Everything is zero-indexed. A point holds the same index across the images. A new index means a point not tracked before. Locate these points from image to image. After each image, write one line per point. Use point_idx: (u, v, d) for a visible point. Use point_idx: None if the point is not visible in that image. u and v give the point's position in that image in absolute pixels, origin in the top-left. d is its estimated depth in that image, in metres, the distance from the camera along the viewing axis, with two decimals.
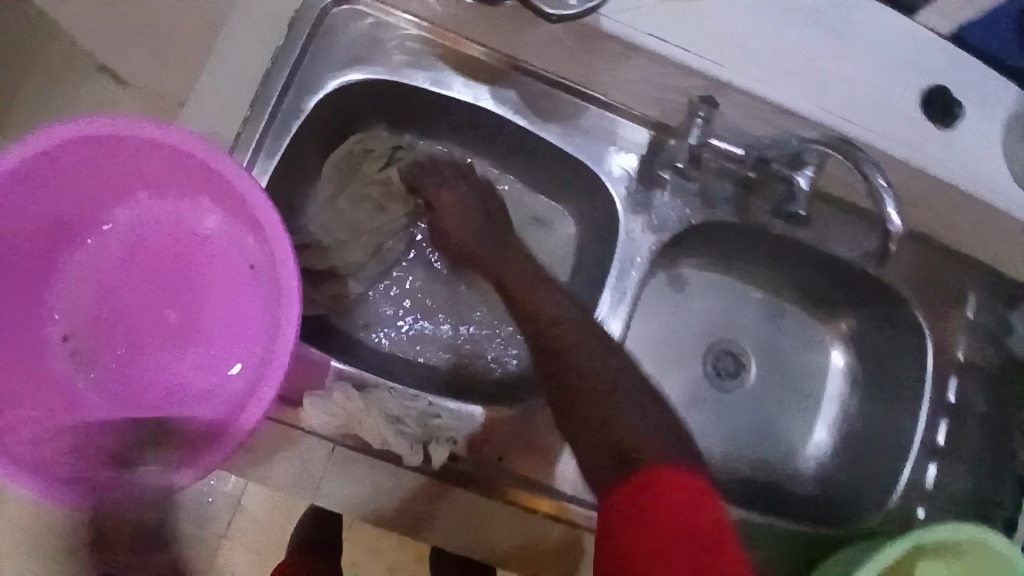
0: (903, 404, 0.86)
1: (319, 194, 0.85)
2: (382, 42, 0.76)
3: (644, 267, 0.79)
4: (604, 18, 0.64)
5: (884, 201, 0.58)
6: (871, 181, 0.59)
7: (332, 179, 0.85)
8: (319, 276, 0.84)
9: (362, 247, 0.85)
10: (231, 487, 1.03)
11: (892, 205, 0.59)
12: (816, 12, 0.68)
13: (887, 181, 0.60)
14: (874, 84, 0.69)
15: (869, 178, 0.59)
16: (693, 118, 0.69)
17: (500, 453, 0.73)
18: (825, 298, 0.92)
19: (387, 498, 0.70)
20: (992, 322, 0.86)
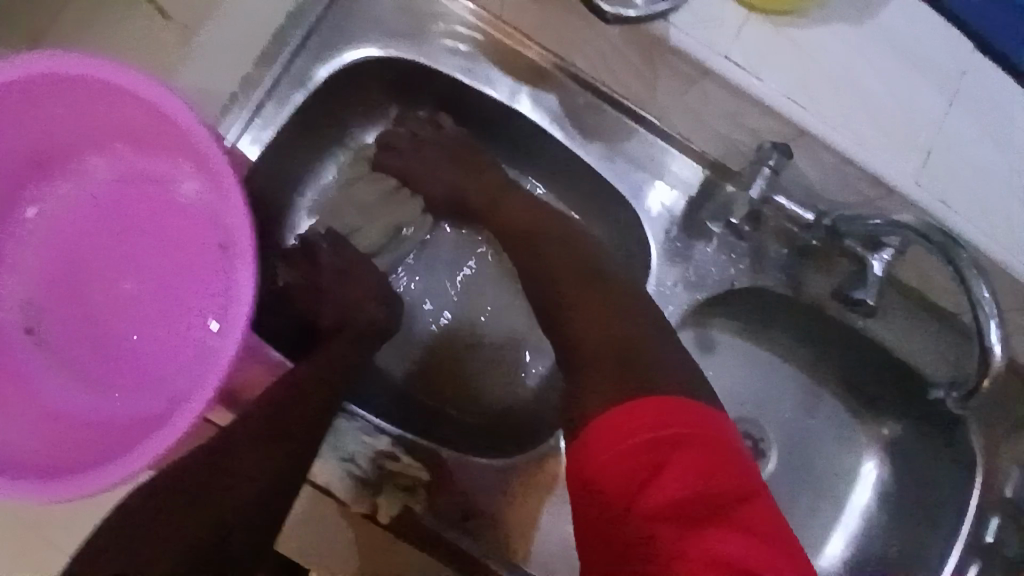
0: (938, 538, 0.73)
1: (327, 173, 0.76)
2: (416, 17, 0.66)
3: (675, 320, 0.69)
4: (674, 29, 0.54)
5: (987, 325, 0.48)
6: (974, 296, 0.48)
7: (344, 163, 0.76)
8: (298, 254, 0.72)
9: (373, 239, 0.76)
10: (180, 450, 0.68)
11: (995, 330, 0.48)
12: (928, 69, 0.57)
13: (992, 295, 0.48)
14: (983, 167, 0.57)
15: (969, 289, 0.48)
16: (761, 165, 0.58)
17: (461, 509, 0.67)
18: (870, 394, 0.79)
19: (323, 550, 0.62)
20: None
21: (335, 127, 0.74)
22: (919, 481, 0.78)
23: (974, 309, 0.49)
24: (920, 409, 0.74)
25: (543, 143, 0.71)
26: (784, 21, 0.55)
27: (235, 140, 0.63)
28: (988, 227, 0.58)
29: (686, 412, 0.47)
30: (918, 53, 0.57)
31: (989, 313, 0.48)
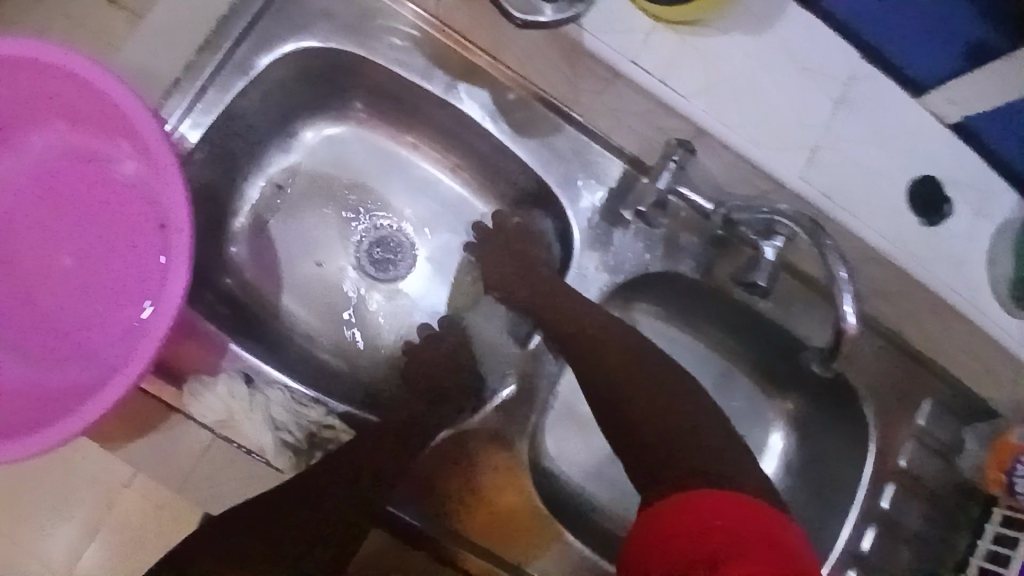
0: (834, 505, 0.82)
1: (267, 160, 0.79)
2: (359, 12, 0.70)
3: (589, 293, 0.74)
4: (587, 34, 0.59)
5: (840, 298, 0.56)
6: (832, 273, 0.56)
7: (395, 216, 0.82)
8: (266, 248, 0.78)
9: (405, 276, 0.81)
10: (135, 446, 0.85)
11: (849, 302, 0.56)
12: (818, 74, 0.63)
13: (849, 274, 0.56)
14: (865, 166, 0.65)
15: (830, 270, 0.56)
16: (667, 160, 0.63)
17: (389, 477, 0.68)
18: (779, 375, 0.87)
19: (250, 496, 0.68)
20: (943, 436, 0.82)
21: (279, 114, 0.77)
22: (819, 451, 0.86)
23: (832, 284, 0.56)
24: (821, 385, 0.83)
25: (480, 136, 0.75)
26: (690, 30, 0.61)
27: (176, 125, 0.66)
28: (869, 220, 0.65)
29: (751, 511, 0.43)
30: (810, 59, 0.63)
31: (842, 286, 0.55)
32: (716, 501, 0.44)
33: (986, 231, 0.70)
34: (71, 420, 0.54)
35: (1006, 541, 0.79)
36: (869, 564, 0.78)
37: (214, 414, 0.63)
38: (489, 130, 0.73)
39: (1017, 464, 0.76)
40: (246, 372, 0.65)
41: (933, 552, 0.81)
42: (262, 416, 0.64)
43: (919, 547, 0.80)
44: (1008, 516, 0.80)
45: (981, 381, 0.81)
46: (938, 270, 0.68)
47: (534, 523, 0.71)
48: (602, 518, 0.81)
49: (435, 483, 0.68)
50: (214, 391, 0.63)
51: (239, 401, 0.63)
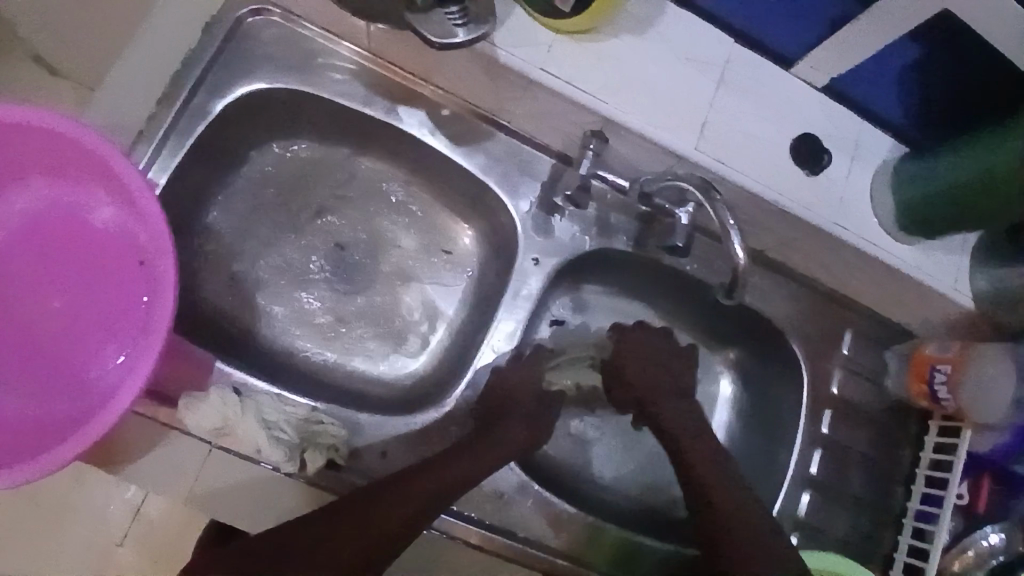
0: (781, 437, 0.93)
1: (229, 195, 0.86)
2: (298, 52, 0.78)
3: (533, 298, 0.84)
4: (500, 49, 0.70)
5: (730, 238, 0.67)
6: (722, 221, 0.67)
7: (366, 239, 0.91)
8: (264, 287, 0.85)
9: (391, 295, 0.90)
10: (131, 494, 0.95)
11: (738, 242, 0.67)
12: (699, 61, 0.75)
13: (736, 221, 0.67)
14: (750, 133, 0.76)
15: (720, 219, 0.67)
16: (585, 150, 0.73)
17: (381, 451, 0.76)
18: (718, 330, 0.98)
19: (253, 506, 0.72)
20: (866, 361, 0.94)
21: (238, 153, 0.84)
22: (763, 393, 0.97)
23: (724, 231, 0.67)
24: (754, 331, 0.94)
25: (423, 150, 0.84)
26: (586, 36, 0.72)
27: (146, 169, 0.73)
28: (761, 178, 0.76)
29: None
30: (690, 49, 0.75)
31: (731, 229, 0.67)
32: None
33: (864, 175, 0.82)
34: (80, 438, 0.60)
35: (944, 449, 0.90)
36: (820, 484, 0.90)
37: (209, 423, 0.69)
38: (432, 144, 0.82)
39: (934, 372, 0.86)
40: (235, 385, 0.74)
41: (876, 465, 0.92)
42: (255, 417, 0.71)
43: (864, 463, 0.92)
44: (942, 426, 0.91)
45: (891, 307, 0.93)
46: (826, 212, 0.80)
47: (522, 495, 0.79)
48: (582, 480, 0.90)
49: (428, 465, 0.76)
50: (207, 401, 0.69)
51: (231, 407, 0.70)
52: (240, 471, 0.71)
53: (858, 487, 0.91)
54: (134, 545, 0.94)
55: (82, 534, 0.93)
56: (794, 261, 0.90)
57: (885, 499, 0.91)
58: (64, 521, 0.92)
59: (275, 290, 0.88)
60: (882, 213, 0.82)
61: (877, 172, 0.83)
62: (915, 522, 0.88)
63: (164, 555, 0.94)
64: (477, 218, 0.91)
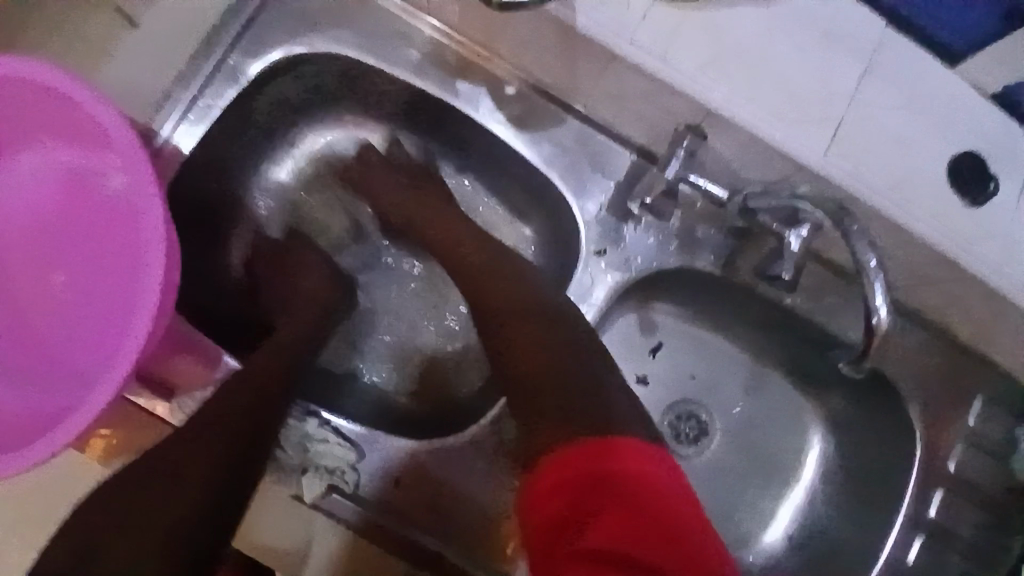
0: (877, 514, 0.76)
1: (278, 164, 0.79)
2: (346, 10, 0.67)
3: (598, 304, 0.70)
4: (582, 14, 0.56)
5: (872, 288, 0.51)
6: (861, 261, 0.52)
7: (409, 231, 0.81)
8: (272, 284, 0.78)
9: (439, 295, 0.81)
10: None
11: (882, 291, 0.52)
12: (836, 46, 0.58)
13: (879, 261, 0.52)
14: (896, 141, 0.59)
15: (859, 259, 0.52)
16: (675, 148, 0.59)
17: (394, 477, 0.67)
18: (812, 375, 0.81)
19: None
20: (999, 436, 0.75)
21: (276, 123, 0.75)
22: (860, 455, 0.80)
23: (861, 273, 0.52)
24: (858, 382, 0.77)
25: (479, 133, 0.72)
26: (691, 4, 0.57)
27: (170, 135, 0.66)
28: (905, 203, 0.59)
29: (611, 451, 0.52)
30: (827, 29, 0.58)
31: (871, 272, 0.51)
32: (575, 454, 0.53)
33: None
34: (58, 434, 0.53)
35: None
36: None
37: None
38: (499, 133, 0.70)
39: None
40: None
41: (996, 567, 0.73)
42: None
43: (980, 560, 0.73)
44: None
45: None
46: (986, 251, 0.62)
47: None
48: None
49: (426, 499, 0.66)
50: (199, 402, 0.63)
51: None
52: None
53: None
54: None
55: None
56: (926, 304, 0.72)
57: None
58: None
59: None
60: None
61: None
62: None
63: None
64: (536, 216, 0.78)
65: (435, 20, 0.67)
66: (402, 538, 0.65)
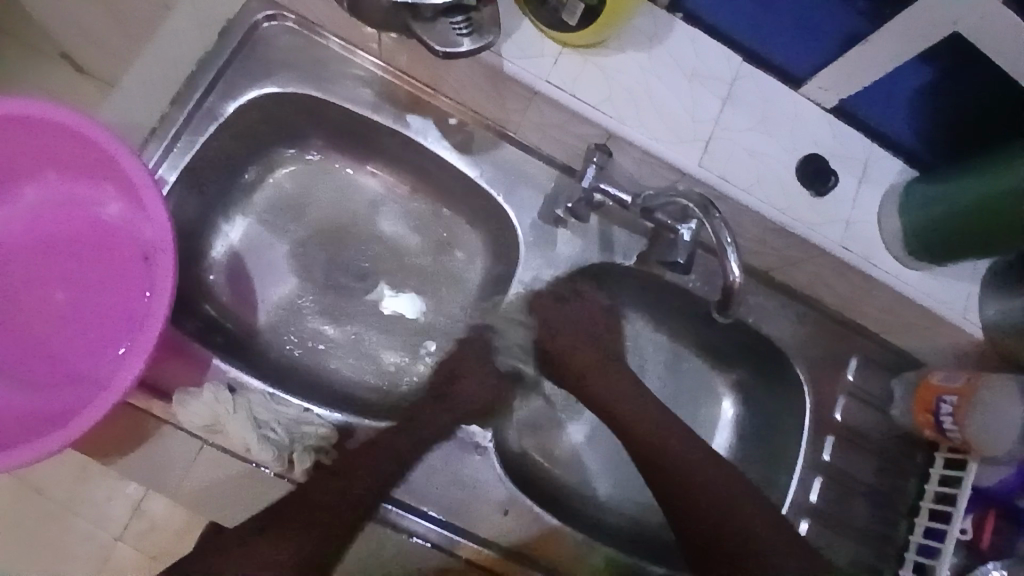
0: (781, 462, 0.91)
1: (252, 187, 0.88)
2: (309, 58, 0.79)
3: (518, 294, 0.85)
4: (508, 61, 0.71)
5: (726, 257, 0.67)
6: (719, 239, 0.67)
7: (372, 244, 0.92)
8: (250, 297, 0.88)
9: (400, 299, 0.92)
10: (132, 489, 0.97)
11: (735, 260, 0.68)
12: (704, 80, 0.75)
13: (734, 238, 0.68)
14: (755, 151, 0.76)
15: (717, 236, 0.67)
16: (589, 161, 0.73)
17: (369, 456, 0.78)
18: (721, 350, 0.97)
19: (245, 499, 0.74)
20: (872, 387, 0.92)
21: (248, 155, 0.85)
22: (764, 415, 0.96)
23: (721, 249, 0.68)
24: (757, 351, 0.93)
25: (430, 158, 0.84)
26: (592, 50, 0.72)
27: (156, 168, 0.75)
28: (765, 198, 0.76)
29: None
30: (695, 64, 0.75)
31: (727, 245, 0.67)
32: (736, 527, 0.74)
33: (873, 195, 0.81)
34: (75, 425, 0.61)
35: (950, 483, 0.87)
36: (824, 514, 0.88)
37: (200, 420, 0.69)
38: (444, 157, 0.82)
39: (939, 404, 0.83)
40: (230, 383, 0.74)
41: (877, 494, 0.90)
42: (246, 415, 0.71)
43: (868, 493, 0.90)
44: (948, 458, 0.88)
45: (896, 332, 0.91)
46: (832, 232, 0.79)
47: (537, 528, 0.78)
48: (579, 495, 0.89)
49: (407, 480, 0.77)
50: (200, 398, 0.70)
51: (224, 405, 0.70)
52: (228, 468, 0.72)
53: (863, 517, 0.89)
54: (134, 541, 0.96)
55: (82, 528, 0.95)
56: (802, 283, 0.88)
57: (891, 532, 0.89)
58: (70, 513, 0.95)
59: (287, 293, 0.89)
60: (888, 236, 0.81)
61: (886, 193, 0.81)
62: (918, 555, 0.86)
63: (162, 553, 0.96)
64: (481, 227, 0.91)
65: (378, 61, 0.79)
66: (393, 518, 0.74)
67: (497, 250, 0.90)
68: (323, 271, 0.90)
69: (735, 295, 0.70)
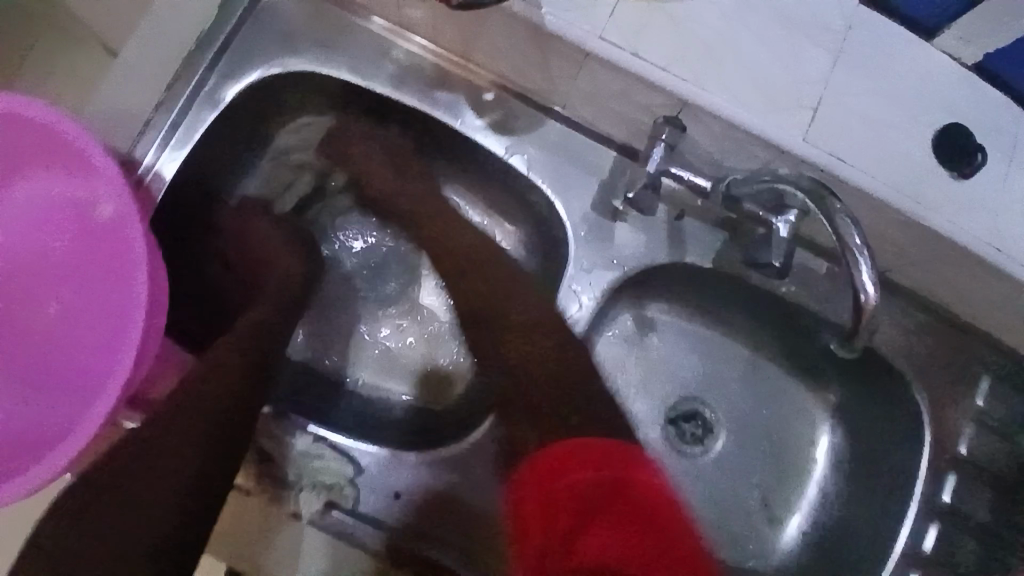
0: (891, 501, 0.74)
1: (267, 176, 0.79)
2: (320, 27, 0.68)
3: (584, 320, 0.70)
4: (552, 17, 0.57)
5: (856, 262, 0.52)
6: (846, 239, 0.52)
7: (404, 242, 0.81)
8: None
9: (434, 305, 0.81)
10: None
11: (867, 267, 0.52)
12: (808, 31, 0.59)
13: (864, 238, 0.52)
14: (875, 120, 0.59)
15: (843, 236, 0.52)
16: (656, 139, 0.58)
17: (392, 491, 0.67)
18: (814, 364, 0.80)
19: None
20: (1011, 416, 0.73)
21: (262, 145, 0.76)
22: (868, 443, 0.79)
23: (847, 254, 0.53)
24: (861, 367, 0.76)
25: (462, 141, 0.72)
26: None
27: (152, 162, 0.66)
28: (887, 181, 0.59)
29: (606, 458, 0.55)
30: (795, 11, 0.59)
31: (856, 248, 0.52)
32: (583, 451, 0.56)
33: None
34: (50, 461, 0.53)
35: None
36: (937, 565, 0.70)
37: None
38: (479, 139, 0.69)
39: None
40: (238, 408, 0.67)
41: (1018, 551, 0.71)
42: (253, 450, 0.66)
43: (993, 541, 0.71)
44: None
45: None
46: (974, 224, 0.61)
47: None
48: None
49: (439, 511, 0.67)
50: None
51: None
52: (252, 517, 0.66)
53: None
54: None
55: None
56: (927, 285, 0.71)
57: None
58: None
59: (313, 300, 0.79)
60: None
61: None
62: None
63: None
64: (522, 219, 0.78)
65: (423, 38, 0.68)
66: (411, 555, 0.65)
67: (543, 247, 0.77)
68: (350, 272, 0.81)
69: (868, 314, 0.55)
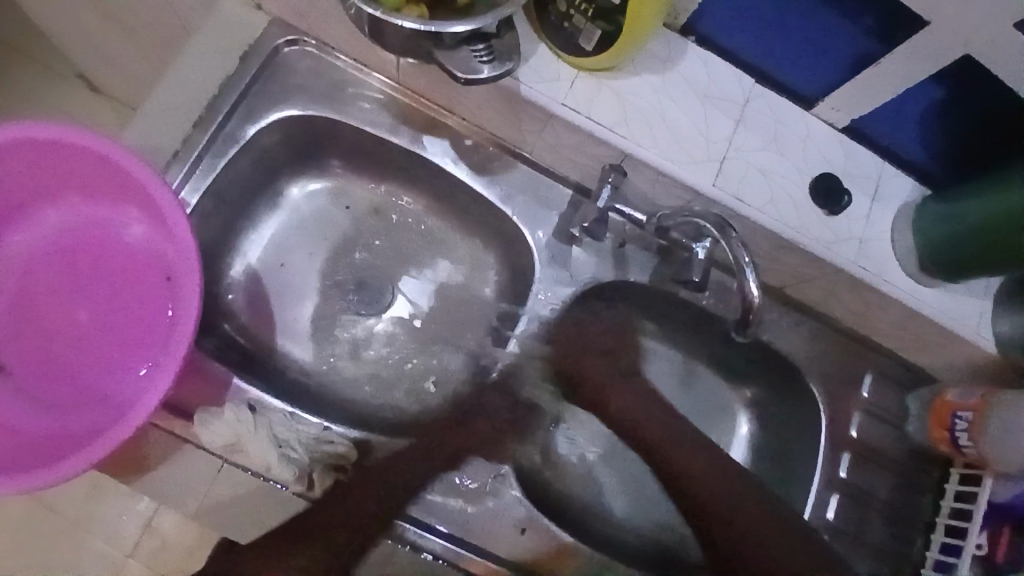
0: (799, 477, 0.91)
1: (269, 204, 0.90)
2: (329, 82, 0.81)
3: None
4: (524, 86, 0.72)
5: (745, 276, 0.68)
6: (738, 259, 0.68)
7: (391, 262, 0.93)
8: (267, 315, 0.88)
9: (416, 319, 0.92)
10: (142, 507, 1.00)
11: (754, 279, 0.69)
12: (716, 102, 0.76)
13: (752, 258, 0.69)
14: (767, 170, 0.77)
15: (736, 255, 0.69)
16: (603, 182, 0.74)
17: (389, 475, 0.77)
18: (734, 366, 0.96)
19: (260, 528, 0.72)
20: (890, 405, 0.91)
21: (266, 176, 0.87)
22: (777, 431, 0.96)
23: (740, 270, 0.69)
24: (771, 367, 0.93)
25: (447, 179, 0.86)
26: (606, 74, 0.74)
27: (179, 190, 0.76)
28: (777, 216, 0.77)
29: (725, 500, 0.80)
30: (707, 86, 0.76)
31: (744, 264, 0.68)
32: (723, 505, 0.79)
33: (886, 213, 0.81)
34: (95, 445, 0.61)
35: (966, 497, 0.86)
36: (837, 528, 0.86)
37: (222, 440, 0.69)
38: (458, 176, 0.84)
39: (955, 419, 0.82)
40: (250, 403, 0.75)
41: (900, 515, 0.88)
42: (267, 436, 0.72)
43: (887, 512, 0.88)
44: (963, 474, 0.87)
45: (913, 349, 0.90)
46: (847, 251, 0.79)
47: (555, 550, 0.78)
48: (594, 514, 0.88)
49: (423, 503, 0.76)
50: (222, 418, 0.70)
51: (245, 424, 0.71)
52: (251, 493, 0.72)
53: (884, 537, 0.87)
54: (144, 559, 0.98)
55: (94, 546, 0.99)
56: (817, 299, 0.88)
57: (912, 553, 0.87)
58: (83, 533, 0.99)
59: (307, 311, 0.90)
60: (902, 253, 0.81)
61: (900, 211, 0.82)
62: (934, 572, 0.84)
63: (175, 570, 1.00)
64: (494, 243, 0.92)
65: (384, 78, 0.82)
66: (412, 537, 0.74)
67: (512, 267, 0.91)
68: (342, 287, 0.91)
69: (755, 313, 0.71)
